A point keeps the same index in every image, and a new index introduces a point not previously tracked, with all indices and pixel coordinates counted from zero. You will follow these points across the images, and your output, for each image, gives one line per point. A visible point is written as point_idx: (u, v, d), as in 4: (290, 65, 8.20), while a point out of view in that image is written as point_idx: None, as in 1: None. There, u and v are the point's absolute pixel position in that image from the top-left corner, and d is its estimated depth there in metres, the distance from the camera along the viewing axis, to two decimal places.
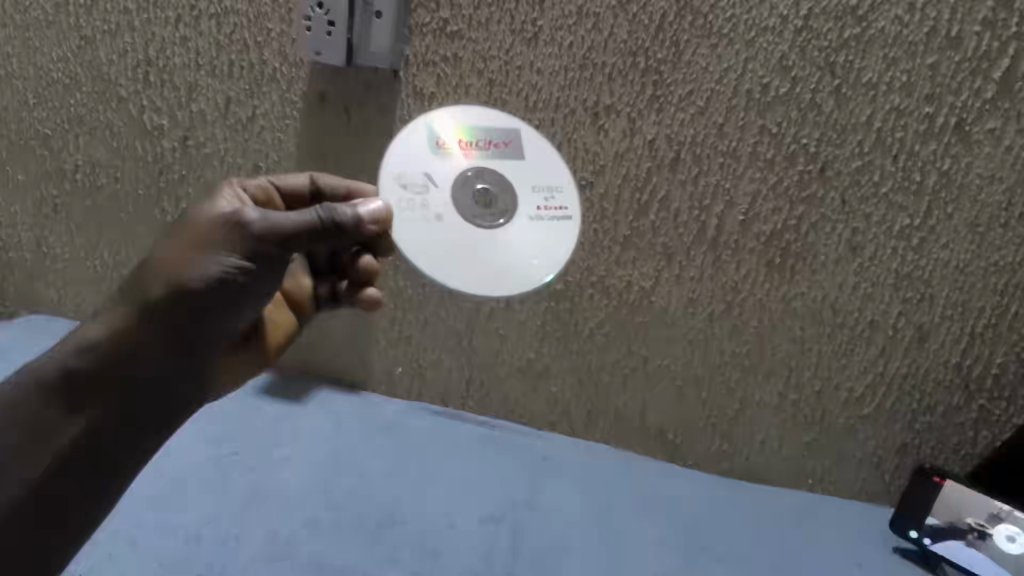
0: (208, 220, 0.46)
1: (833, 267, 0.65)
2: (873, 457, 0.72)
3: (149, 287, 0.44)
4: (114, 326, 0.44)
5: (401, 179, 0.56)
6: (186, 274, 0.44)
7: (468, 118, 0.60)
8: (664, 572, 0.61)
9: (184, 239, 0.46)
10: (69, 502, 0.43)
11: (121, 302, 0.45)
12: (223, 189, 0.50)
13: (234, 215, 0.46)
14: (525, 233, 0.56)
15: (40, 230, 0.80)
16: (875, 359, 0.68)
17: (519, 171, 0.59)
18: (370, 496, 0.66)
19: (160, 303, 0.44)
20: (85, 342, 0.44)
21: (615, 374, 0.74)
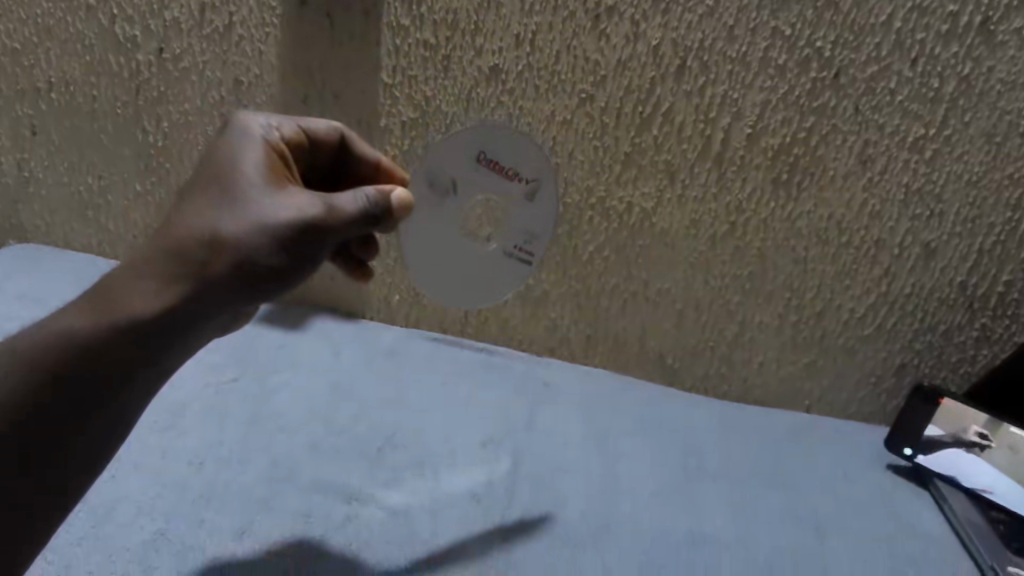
0: (259, 200, 0.46)
1: (842, 182, 0.63)
2: (871, 378, 0.72)
3: (205, 267, 0.45)
4: (162, 299, 0.44)
5: (431, 173, 0.58)
6: (241, 256, 0.45)
7: (525, 146, 0.57)
8: (662, 490, 0.62)
9: (237, 219, 0.45)
10: (70, 457, 0.43)
11: (168, 272, 0.45)
12: (261, 159, 0.49)
13: (287, 203, 0.46)
14: (492, 262, 0.59)
15: (19, 154, 0.77)
16: (880, 279, 0.67)
17: (521, 208, 0.58)
18: (370, 420, 0.66)
19: (214, 283, 0.45)
20: (129, 311, 0.44)
21: (614, 298, 0.72)
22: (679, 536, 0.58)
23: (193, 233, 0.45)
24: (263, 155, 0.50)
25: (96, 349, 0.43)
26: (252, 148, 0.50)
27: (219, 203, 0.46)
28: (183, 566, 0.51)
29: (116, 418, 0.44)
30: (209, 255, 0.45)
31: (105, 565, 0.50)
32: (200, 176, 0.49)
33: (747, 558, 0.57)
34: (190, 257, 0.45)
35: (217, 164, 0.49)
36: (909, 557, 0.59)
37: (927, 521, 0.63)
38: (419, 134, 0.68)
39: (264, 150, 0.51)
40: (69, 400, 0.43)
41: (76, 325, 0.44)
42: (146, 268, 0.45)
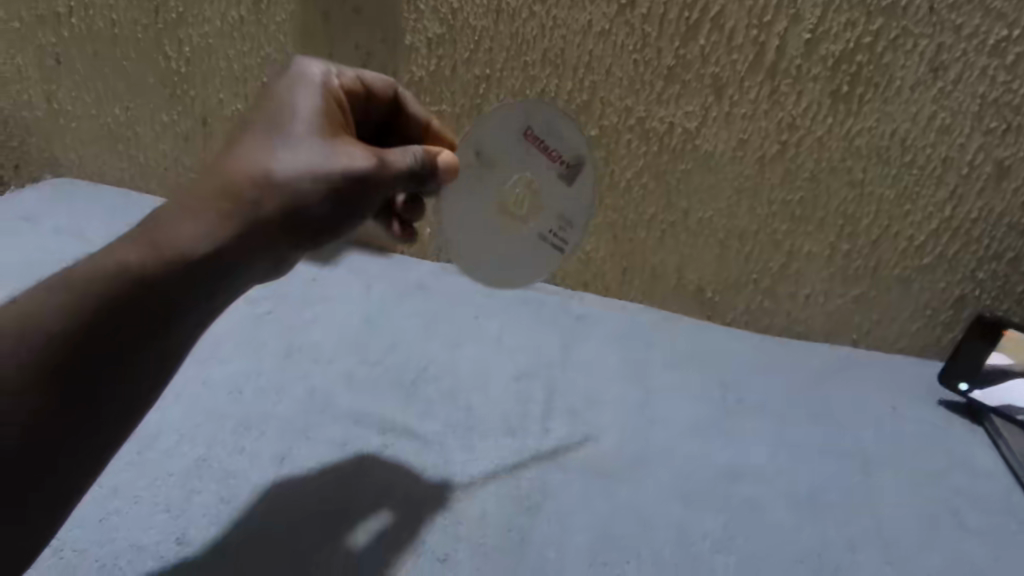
0: (313, 148, 0.46)
1: (909, 94, 0.58)
2: (926, 311, 0.68)
3: (257, 208, 0.44)
4: (213, 237, 0.43)
5: (478, 143, 0.54)
6: (294, 202, 0.44)
7: (571, 128, 0.54)
8: (705, 426, 0.61)
9: (293, 164, 0.45)
10: (111, 398, 0.41)
11: (219, 210, 0.44)
12: (316, 107, 0.48)
13: (341, 155, 0.46)
14: (526, 244, 0.55)
15: (47, 85, 0.76)
16: (945, 203, 0.62)
17: (559, 190, 0.54)
18: (406, 353, 0.65)
19: (266, 226, 0.44)
20: (179, 246, 0.43)
21: (652, 230, 0.69)
22: (718, 471, 0.57)
23: (246, 175, 0.44)
24: (327, 104, 0.49)
25: (145, 284, 0.42)
26: (314, 95, 0.49)
27: (275, 148, 0.45)
28: (226, 491, 0.52)
29: (160, 360, 0.42)
30: (261, 198, 0.44)
31: (151, 488, 0.51)
32: (257, 120, 0.48)
33: (788, 492, 0.55)
34: (243, 198, 0.44)
35: (275, 108, 0.48)
36: (961, 495, 0.57)
37: (981, 458, 0.60)
38: (446, 53, 0.64)
39: (326, 98, 0.50)
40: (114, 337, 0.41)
41: (124, 260, 0.42)
42: (198, 204, 0.44)
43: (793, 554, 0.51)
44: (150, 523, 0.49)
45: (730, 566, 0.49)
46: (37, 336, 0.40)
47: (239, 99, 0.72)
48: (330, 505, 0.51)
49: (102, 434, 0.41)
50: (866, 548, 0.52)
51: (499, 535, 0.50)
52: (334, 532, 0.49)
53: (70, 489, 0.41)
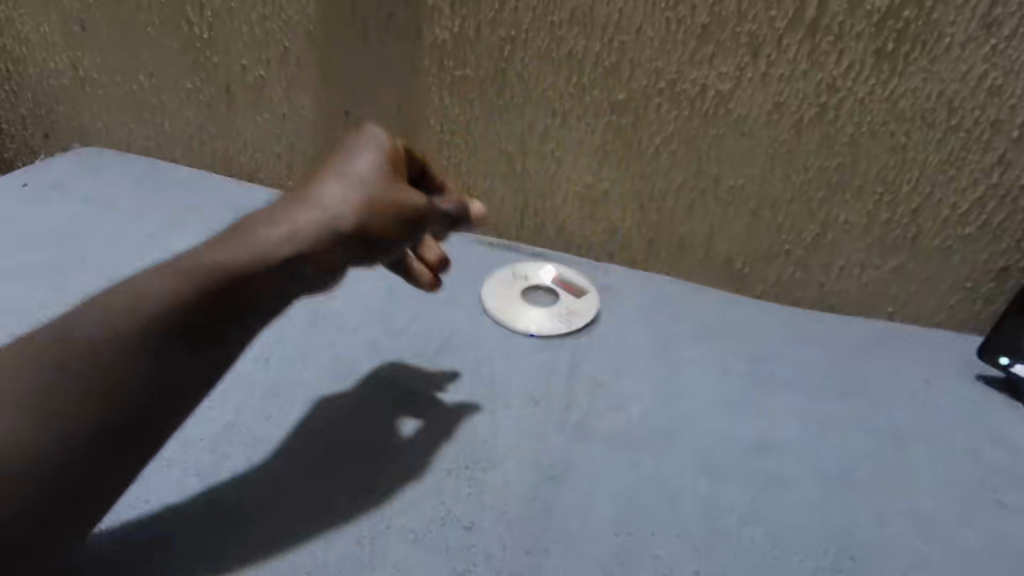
0: (380, 177, 0.49)
1: (959, 52, 0.55)
2: (967, 283, 0.65)
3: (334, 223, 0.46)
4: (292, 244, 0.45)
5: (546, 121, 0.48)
6: (368, 222, 0.47)
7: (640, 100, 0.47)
8: (732, 400, 0.59)
9: (367, 190, 0.48)
10: (177, 391, 0.42)
11: (296, 223, 0.46)
12: (378, 142, 0.52)
13: (403, 185, 0.50)
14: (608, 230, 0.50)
15: (73, 52, 0.76)
16: (992, 169, 0.59)
17: None
18: (430, 322, 0.65)
19: (342, 241, 0.46)
20: (261, 252, 0.44)
21: (681, 198, 0.67)
22: (747, 443, 0.55)
23: (326, 198, 0.47)
24: (398, 144, 0.54)
25: (230, 283, 0.43)
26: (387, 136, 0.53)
27: (346, 177, 0.49)
28: (253, 453, 0.51)
29: (219, 360, 0.44)
30: (337, 216, 0.46)
31: (180, 453, 0.51)
32: (333, 157, 0.51)
33: (818, 467, 0.54)
34: (320, 216, 0.46)
35: (350, 146, 0.52)
36: (1001, 473, 0.55)
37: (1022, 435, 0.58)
38: (470, 14, 0.63)
39: (396, 139, 0.54)
40: (197, 324, 0.42)
41: (207, 264, 0.43)
42: (275, 218, 0.46)
43: (823, 528, 0.50)
44: (178, 487, 0.48)
45: (757, 539, 0.48)
46: (121, 316, 0.41)
47: (262, 65, 0.71)
48: (352, 450, 0.52)
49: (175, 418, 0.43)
50: (898, 525, 0.50)
51: (524, 503, 0.49)
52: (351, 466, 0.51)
53: (113, 489, 0.41)
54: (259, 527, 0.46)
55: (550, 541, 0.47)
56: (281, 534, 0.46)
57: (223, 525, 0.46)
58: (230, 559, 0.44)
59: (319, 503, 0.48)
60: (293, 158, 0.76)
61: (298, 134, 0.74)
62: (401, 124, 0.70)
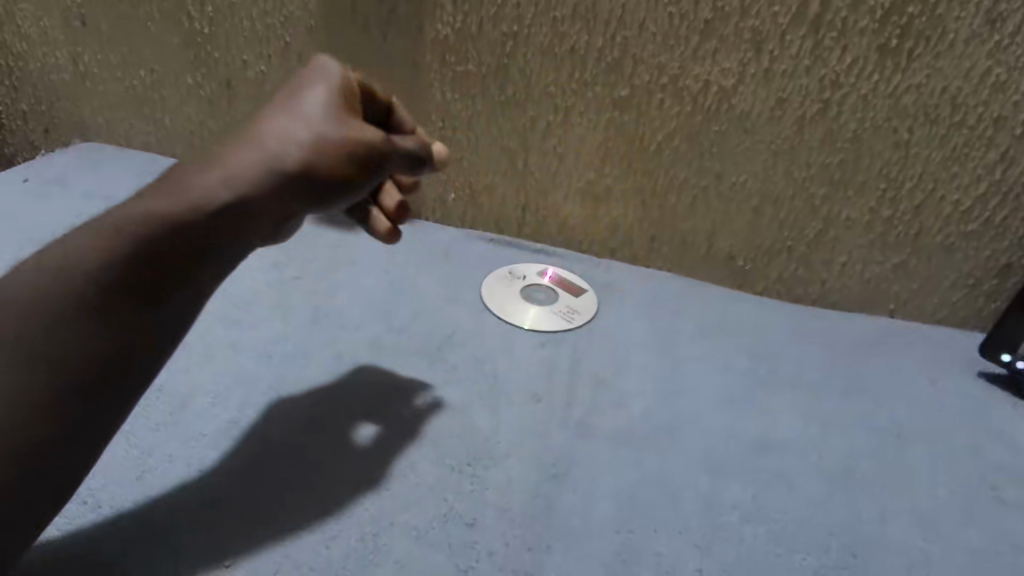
0: (330, 113, 0.46)
1: (963, 48, 0.55)
2: (969, 280, 0.65)
3: (277, 161, 0.44)
4: (239, 186, 0.42)
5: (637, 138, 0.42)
6: (316, 160, 0.45)
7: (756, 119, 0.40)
8: (733, 397, 0.59)
9: (315, 127, 0.45)
10: (140, 346, 0.39)
11: (239, 163, 0.43)
12: (327, 78, 0.49)
13: (355, 124, 0.47)
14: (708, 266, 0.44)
15: (73, 47, 0.76)
16: (995, 165, 0.59)
17: None
18: (432, 318, 0.65)
19: (290, 181, 0.44)
20: (207, 194, 0.42)
21: (683, 195, 0.67)
22: (748, 440, 0.55)
23: (269, 134, 0.45)
24: (351, 80, 0.51)
25: (176, 228, 0.40)
26: (337, 72, 0.50)
27: (292, 113, 0.46)
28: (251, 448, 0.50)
29: (177, 310, 0.41)
30: (284, 154, 0.44)
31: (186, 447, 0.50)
32: (278, 97, 0.48)
33: (820, 464, 0.54)
34: (265, 155, 0.44)
35: (298, 83, 0.49)
36: (1003, 470, 0.55)
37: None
38: (472, 9, 0.62)
39: (347, 75, 0.51)
40: (150, 275, 0.39)
41: (151, 209, 0.41)
42: (218, 159, 0.43)
43: (824, 525, 0.49)
44: (182, 482, 0.47)
45: (759, 537, 0.48)
46: (67, 269, 0.38)
47: (263, 60, 0.71)
48: (347, 449, 0.51)
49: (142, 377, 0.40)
50: (899, 521, 0.50)
51: (526, 501, 0.49)
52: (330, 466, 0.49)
53: (85, 462, 0.37)
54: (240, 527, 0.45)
55: (552, 539, 0.47)
56: (265, 529, 0.45)
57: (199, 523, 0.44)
58: (220, 554, 0.43)
59: (302, 498, 0.47)
60: None
61: None
62: None
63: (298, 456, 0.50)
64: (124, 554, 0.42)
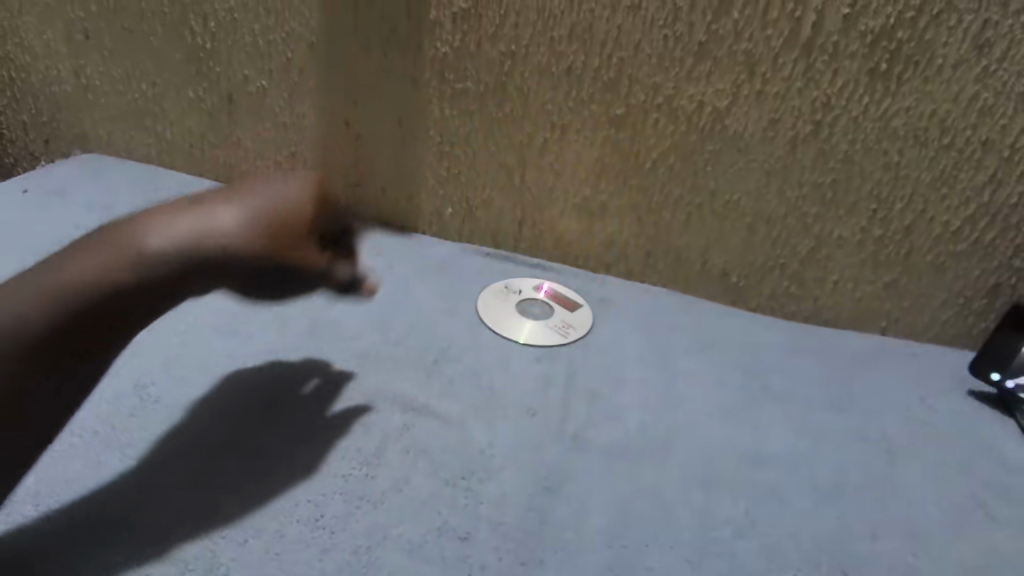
0: (296, 225, 0.48)
1: (951, 72, 0.56)
2: (959, 299, 0.66)
3: (224, 250, 0.45)
4: (181, 259, 0.45)
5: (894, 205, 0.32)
6: (257, 262, 0.46)
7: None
8: (726, 412, 0.60)
9: (270, 233, 0.46)
10: (67, 389, 0.44)
11: (194, 239, 0.45)
12: (304, 189, 0.51)
13: (310, 244, 0.48)
14: None
15: (75, 60, 0.77)
16: (983, 187, 0.60)
17: None
18: (429, 331, 0.65)
19: (228, 268, 0.46)
20: (153, 258, 0.44)
21: (678, 212, 0.68)
22: (741, 456, 0.56)
23: (228, 224, 0.46)
24: (319, 193, 0.52)
25: (116, 288, 0.43)
26: (307, 184, 0.52)
27: (259, 211, 0.47)
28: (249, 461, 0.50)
29: (107, 355, 0.45)
30: (232, 247, 0.45)
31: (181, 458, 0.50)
32: (258, 188, 0.50)
33: (813, 480, 0.54)
34: (217, 242, 0.45)
35: (267, 184, 0.51)
36: (993, 488, 0.55)
37: (1014, 449, 0.59)
38: (471, 28, 0.64)
39: (314, 187, 0.52)
40: (90, 329, 0.43)
41: (101, 265, 0.44)
42: (176, 227, 0.46)
43: (815, 541, 0.50)
44: (178, 492, 0.47)
45: (751, 552, 0.49)
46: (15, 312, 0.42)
47: (264, 75, 0.72)
48: (341, 462, 0.51)
49: (67, 410, 0.45)
50: (890, 538, 0.51)
51: (520, 514, 0.49)
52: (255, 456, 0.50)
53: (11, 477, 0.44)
54: (166, 520, 0.45)
55: (546, 553, 0.47)
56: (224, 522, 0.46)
57: (124, 514, 0.45)
58: (214, 568, 0.43)
59: (260, 493, 0.48)
60: (293, 166, 0.77)
61: (298, 144, 0.75)
62: (401, 136, 0.71)
63: (261, 456, 0.50)
64: (118, 562, 0.42)
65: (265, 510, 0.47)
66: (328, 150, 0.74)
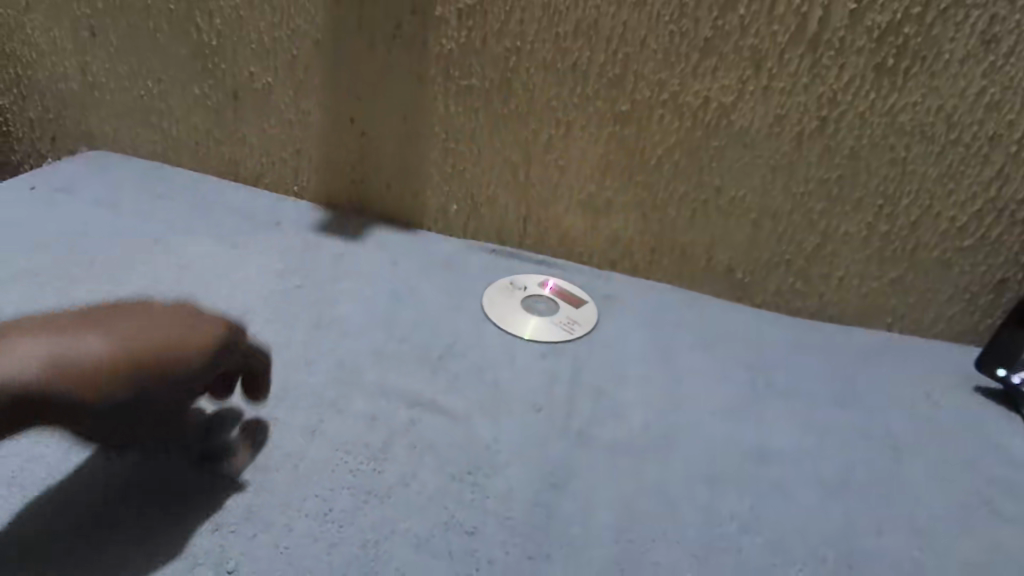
0: (167, 368, 0.44)
1: (958, 68, 0.56)
2: (965, 295, 0.66)
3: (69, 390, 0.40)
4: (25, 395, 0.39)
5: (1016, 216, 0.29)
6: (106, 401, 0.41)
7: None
8: (731, 408, 0.60)
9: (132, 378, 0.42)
10: None
11: (45, 372, 0.40)
12: (198, 336, 0.46)
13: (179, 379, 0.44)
14: None
15: (82, 57, 0.77)
16: (990, 182, 0.60)
17: None
18: (435, 328, 0.65)
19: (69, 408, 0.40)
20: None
21: (682, 208, 0.68)
22: (747, 452, 0.56)
23: (86, 359, 0.41)
24: (226, 329, 0.48)
25: None
26: (217, 321, 0.48)
27: (128, 350, 0.42)
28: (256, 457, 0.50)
29: None
30: (81, 388, 0.40)
31: None
32: (145, 325, 0.45)
33: (818, 476, 0.54)
34: (67, 377, 0.40)
35: (167, 320, 0.46)
36: (999, 484, 0.55)
37: (1020, 445, 0.59)
38: (476, 24, 0.64)
39: (225, 325, 0.49)
40: None
41: None
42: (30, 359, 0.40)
43: (821, 537, 0.50)
44: None
45: (757, 547, 0.49)
46: None
47: (269, 72, 0.72)
48: (348, 458, 0.51)
49: None
50: (897, 534, 0.51)
51: (526, 510, 0.49)
52: (169, 467, 0.48)
53: None
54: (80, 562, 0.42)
55: (551, 548, 0.47)
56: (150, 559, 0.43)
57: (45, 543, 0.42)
58: (222, 562, 0.43)
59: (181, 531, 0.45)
60: (299, 163, 0.77)
61: (304, 141, 0.75)
62: (406, 133, 0.71)
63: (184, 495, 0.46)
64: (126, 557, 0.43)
65: (273, 505, 0.47)
66: (333, 146, 0.74)
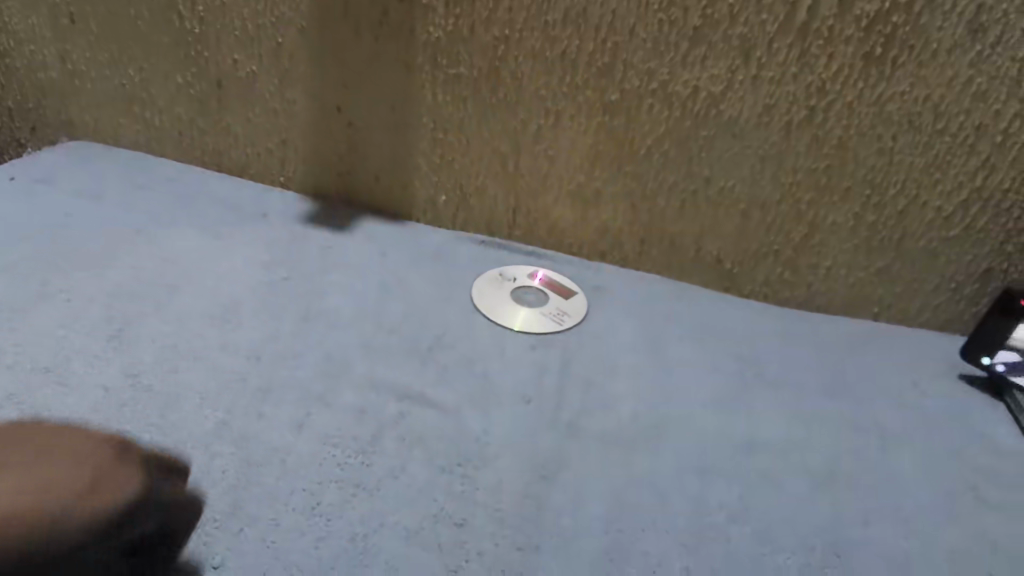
0: None
1: (945, 57, 0.56)
2: (951, 284, 0.67)
3: None
4: None
5: None
6: None
7: None
8: (720, 399, 0.60)
9: None
10: None
11: None
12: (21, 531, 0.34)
13: None
14: None
15: (61, 45, 0.76)
16: (976, 172, 0.60)
17: None
18: (423, 319, 0.65)
19: None
20: None
21: (672, 199, 0.68)
22: (736, 442, 0.56)
23: None
24: (131, 495, 0.38)
25: None
26: (127, 479, 0.39)
27: None
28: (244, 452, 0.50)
29: None
30: None
31: (175, 447, 0.49)
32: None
33: (806, 465, 0.55)
34: None
35: (48, 475, 0.36)
36: (983, 471, 0.56)
37: (1003, 432, 0.60)
38: (464, 12, 0.63)
39: (142, 481, 0.39)
40: None
41: None
42: None
43: (809, 526, 0.50)
44: None
45: (745, 536, 0.49)
46: None
47: (254, 60, 0.71)
48: (336, 451, 0.51)
49: None
50: (883, 522, 0.51)
51: (515, 501, 0.49)
52: None
53: None
54: None
55: (541, 539, 0.47)
56: None
57: None
58: (210, 557, 0.43)
59: None
60: (284, 153, 0.76)
61: (290, 130, 0.74)
62: (393, 123, 0.71)
63: None
64: None
65: (261, 500, 0.47)
66: (320, 137, 0.74)
